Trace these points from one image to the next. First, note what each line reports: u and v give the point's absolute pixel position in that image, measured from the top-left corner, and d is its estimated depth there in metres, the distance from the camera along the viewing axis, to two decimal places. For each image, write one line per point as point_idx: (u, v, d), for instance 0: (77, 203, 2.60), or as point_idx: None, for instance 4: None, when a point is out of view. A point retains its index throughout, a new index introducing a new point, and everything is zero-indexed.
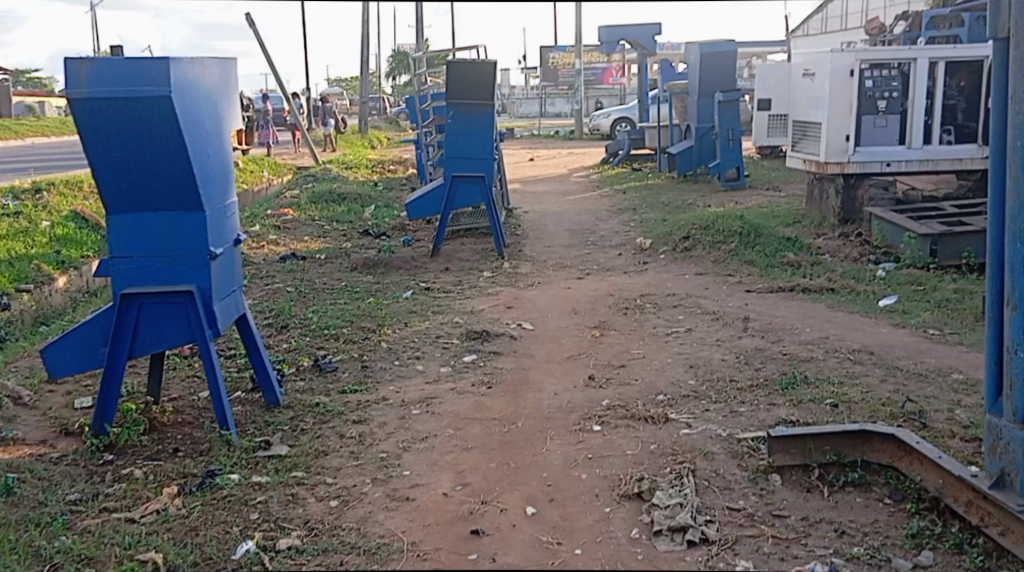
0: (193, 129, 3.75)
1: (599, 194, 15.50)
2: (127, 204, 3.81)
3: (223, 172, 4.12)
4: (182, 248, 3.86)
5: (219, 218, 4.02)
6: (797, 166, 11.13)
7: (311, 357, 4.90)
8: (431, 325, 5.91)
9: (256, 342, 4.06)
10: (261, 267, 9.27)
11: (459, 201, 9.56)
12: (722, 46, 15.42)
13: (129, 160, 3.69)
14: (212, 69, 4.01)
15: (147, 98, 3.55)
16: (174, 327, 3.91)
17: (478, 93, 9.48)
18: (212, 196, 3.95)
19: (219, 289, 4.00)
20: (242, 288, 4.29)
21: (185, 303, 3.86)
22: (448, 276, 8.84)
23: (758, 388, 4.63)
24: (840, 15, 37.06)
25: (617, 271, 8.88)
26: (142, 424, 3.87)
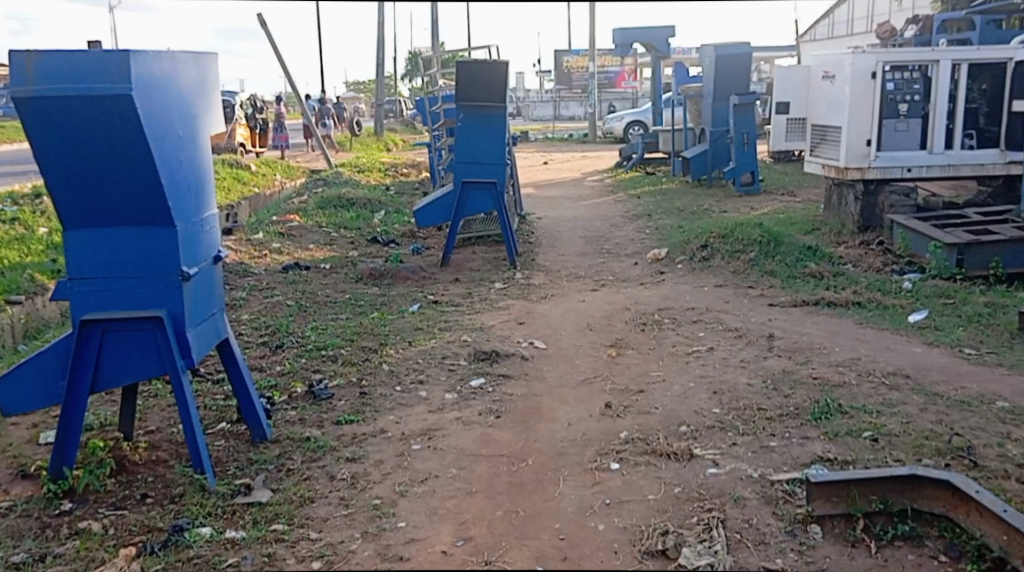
0: (160, 132, 3.47)
1: (613, 198, 15.14)
2: (88, 219, 3.54)
3: (199, 183, 3.84)
4: (151, 267, 3.58)
5: (193, 233, 3.74)
6: (816, 171, 10.74)
7: (305, 383, 4.75)
8: (437, 344, 5.69)
9: (242, 374, 3.93)
10: (264, 278, 8.95)
11: (470, 207, 9.29)
12: (738, 49, 15.06)
13: (87, 169, 3.42)
14: (186, 68, 3.73)
15: (106, 98, 3.26)
16: (141, 357, 3.61)
17: (488, 94, 9.07)
18: (184, 209, 3.67)
19: (193, 313, 3.71)
20: (222, 311, 4.01)
21: (154, 330, 3.58)
22: (458, 288, 8.51)
23: (787, 417, 4.26)
24: (849, 18, 36.69)
25: (633, 282, 8.52)
26: (107, 466, 3.61)
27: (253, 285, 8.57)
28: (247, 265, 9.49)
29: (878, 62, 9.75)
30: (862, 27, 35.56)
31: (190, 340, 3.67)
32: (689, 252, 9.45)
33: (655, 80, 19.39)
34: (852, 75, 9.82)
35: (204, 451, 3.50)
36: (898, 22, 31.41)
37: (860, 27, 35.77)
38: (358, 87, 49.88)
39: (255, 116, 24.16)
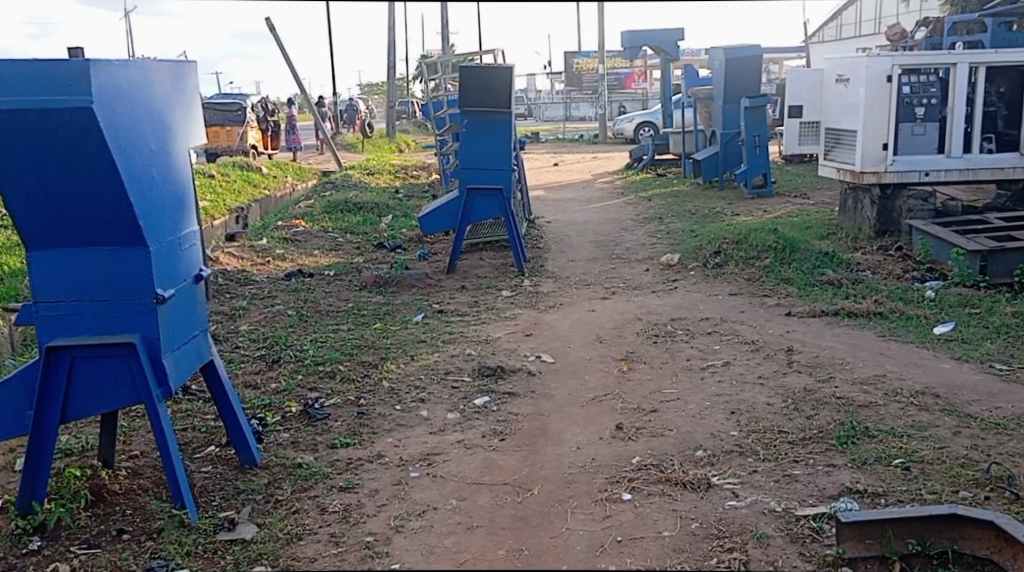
0: (126, 146, 3.35)
1: (625, 201, 14.88)
2: (54, 239, 3.46)
3: (173, 198, 3.74)
4: (122, 289, 3.50)
5: (168, 252, 3.65)
6: (830, 175, 10.51)
7: (301, 402, 4.89)
8: (441, 358, 5.72)
9: (230, 401, 3.91)
10: (267, 287, 8.78)
11: (476, 213, 9.08)
12: (749, 51, 14.79)
13: (50, 188, 3.32)
14: (156, 78, 3.62)
15: (64, 112, 3.14)
16: (115, 385, 3.54)
17: (494, 98, 8.81)
18: (158, 227, 3.58)
19: (170, 336, 3.63)
20: (202, 328, 3.93)
21: (127, 356, 3.50)
22: (465, 296, 8.30)
23: (811, 442, 4.02)
24: (857, 19, 36.44)
25: (645, 289, 8.28)
26: (81, 499, 3.60)
27: (255, 297, 8.39)
28: (251, 273, 9.31)
29: (893, 65, 9.47)
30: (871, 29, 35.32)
31: (167, 366, 3.59)
32: (699, 257, 9.19)
33: (665, 82, 19.13)
34: (866, 79, 9.52)
35: (185, 485, 3.48)
36: (908, 23, 31.15)
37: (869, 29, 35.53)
38: (368, 88, 49.74)
39: (264, 117, 24.01)
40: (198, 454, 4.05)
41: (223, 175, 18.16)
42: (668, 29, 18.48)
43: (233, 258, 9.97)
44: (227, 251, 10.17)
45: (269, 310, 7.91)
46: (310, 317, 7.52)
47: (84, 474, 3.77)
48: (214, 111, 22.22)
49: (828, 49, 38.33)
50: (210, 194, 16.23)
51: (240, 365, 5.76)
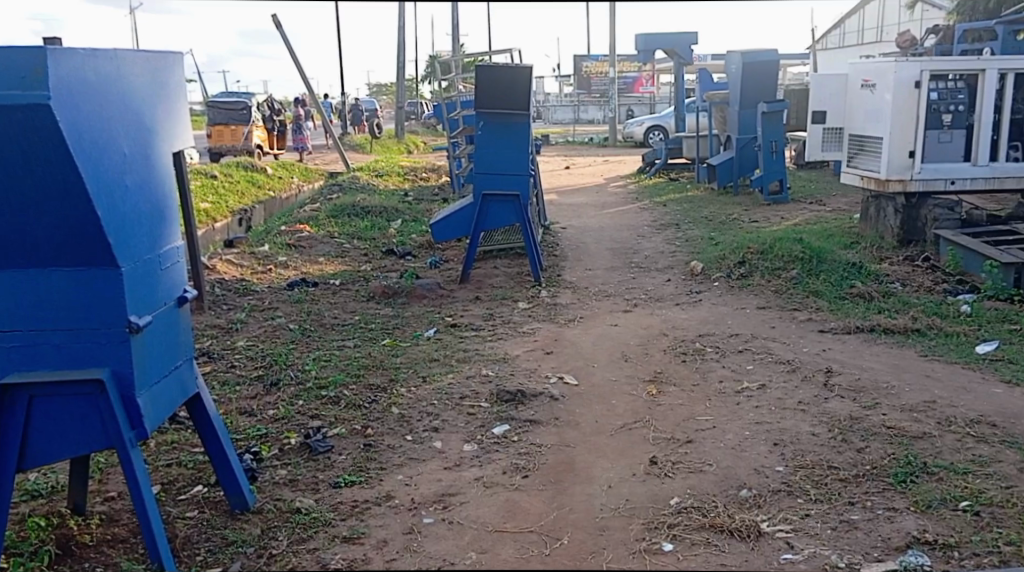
0: (94, 149, 3.17)
1: (638, 206, 14.52)
2: (15, 258, 3.28)
3: (148, 213, 3.56)
4: (90, 318, 3.32)
5: (142, 273, 3.47)
6: (853, 182, 10.11)
7: (299, 432, 5.08)
8: (454, 380, 5.81)
9: (222, 443, 4.01)
10: (269, 299, 8.49)
11: (491, 220, 8.75)
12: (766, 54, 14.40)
13: (8, 194, 3.16)
14: (130, 81, 3.45)
15: (19, 108, 2.94)
16: (81, 428, 3.35)
17: (512, 100, 8.44)
18: (132, 246, 3.39)
19: (143, 371, 3.44)
20: (175, 357, 3.77)
21: (95, 395, 3.31)
22: (479, 308, 7.98)
23: (866, 480, 3.65)
24: (860, 27, 36.27)
25: (668, 301, 7.91)
26: (45, 557, 3.55)
27: (256, 311, 8.10)
28: (252, 284, 9.02)
29: (922, 71, 9.07)
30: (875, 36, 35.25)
31: (141, 406, 3.40)
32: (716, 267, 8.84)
33: (677, 86, 18.74)
34: (894, 84, 9.11)
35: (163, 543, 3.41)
36: (916, 30, 30.95)
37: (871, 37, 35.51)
38: (376, 89, 49.40)
39: (270, 117, 23.67)
40: (183, 502, 4.20)
41: (227, 176, 17.85)
42: (680, 32, 18.11)
43: (233, 266, 9.66)
44: (228, 259, 9.86)
45: (271, 327, 7.61)
46: (318, 337, 7.22)
47: (49, 523, 3.78)
48: (218, 110, 21.81)
49: (837, 56, 38.00)
50: (213, 196, 15.90)
51: (239, 389, 6.05)
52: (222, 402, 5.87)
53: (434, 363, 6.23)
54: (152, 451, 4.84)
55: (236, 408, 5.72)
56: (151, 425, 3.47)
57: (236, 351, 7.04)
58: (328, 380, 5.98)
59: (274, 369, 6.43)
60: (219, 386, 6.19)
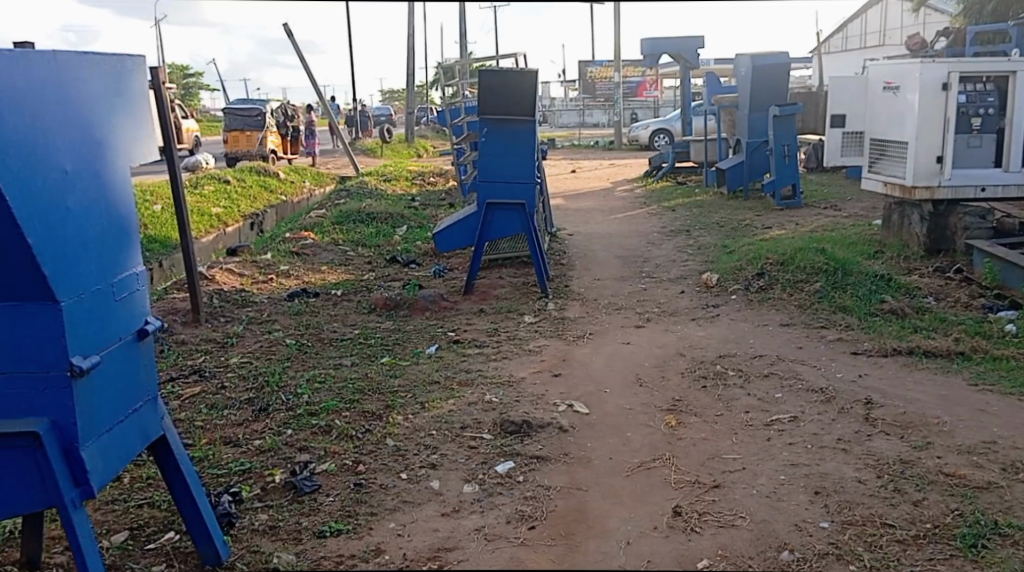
0: (19, 163, 3.08)
1: (649, 211, 13.99)
2: None
3: (96, 239, 3.45)
4: (31, 360, 3.22)
5: (87, 305, 3.36)
6: (874, 189, 9.42)
7: (286, 468, 4.55)
8: (455, 407, 5.28)
9: (189, 491, 3.75)
10: (269, 311, 7.87)
11: (495, 230, 8.26)
12: (776, 57, 13.69)
13: None
14: (73, 97, 3.38)
15: None
16: (18, 483, 3.23)
17: (517, 105, 7.96)
18: (74, 276, 3.28)
19: (88, 420, 3.32)
20: (134, 396, 3.64)
21: (32, 448, 3.19)
22: (483, 322, 7.49)
23: (928, 543, 3.35)
24: (868, 30, 35.77)
25: (682, 315, 7.36)
26: None
27: (254, 323, 7.55)
28: (253, 293, 8.42)
29: (950, 72, 8.47)
30: (876, 41, 35.19)
31: (83, 460, 3.27)
32: (730, 269, 8.30)
33: (685, 91, 18.22)
34: (920, 84, 8.48)
35: None
36: (921, 33, 30.63)
37: (873, 41, 35.44)
38: (387, 95, 49.12)
39: (285, 122, 23.23)
40: (150, 554, 3.92)
41: (239, 181, 17.53)
42: (684, 37, 17.52)
43: (233, 276, 8.95)
44: (228, 268, 9.17)
45: (268, 341, 7.07)
46: (314, 353, 6.67)
47: None
48: (235, 116, 21.55)
49: (845, 59, 37.52)
50: (226, 201, 15.66)
51: (225, 411, 5.54)
52: (204, 428, 5.32)
53: (434, 387, 5.69)
54: (123, 490, 4.52)
55: (222, 436, 5.12)
56: (98, 483, 3.34)
57: (229, 368, 6.49)
58: (319, 405, 5.42)
59: (266, 392, 5.86)
60: (207, 409, 5.64)
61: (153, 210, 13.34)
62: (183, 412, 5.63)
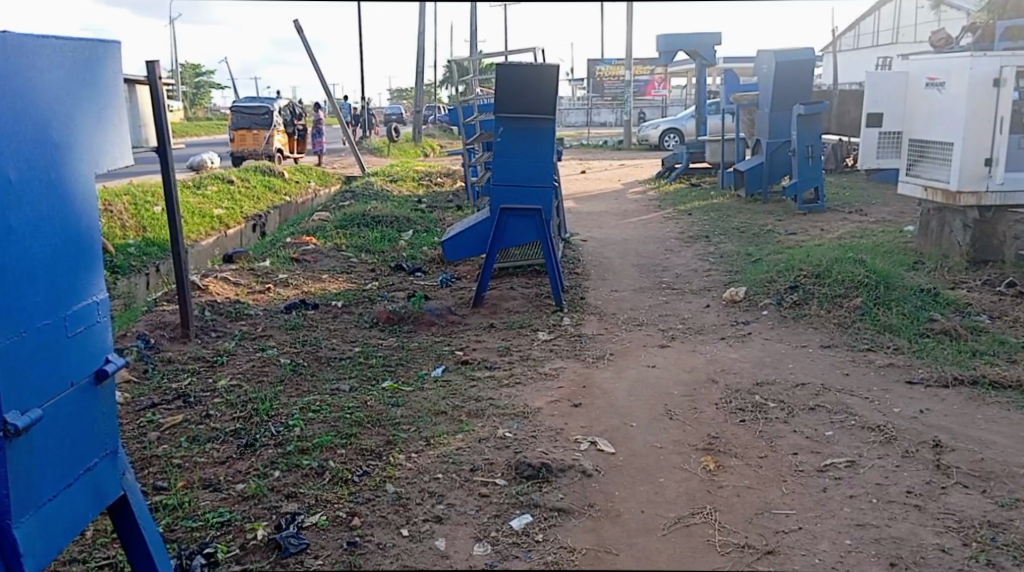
0: None
1: (665, 214, 13.35)
2: None
3: (45, 265, 2.87)
4: None
5: (30, 348, 2.79)
6: (913, 193, 8.86)
7: (270, 523, 3.96)
8: (463, 444, 4.67)
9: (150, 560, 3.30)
10: (264, 325, 7.15)
11: (508, 238, 7.68)
12: (802, 54, 13.00)
13: None
14: (21, 90, 2.80)
15: None
16: None
17: (536, 102, 7.37)
18: (12, 312, 2.71)
19: (25, 488, 2.77)
20: (85, 452, 3.08)
21: None
22: (494, 339, 6.89)
23: None
24: (880, 28, 35.20)
25: (710, 333, 6.72)
26: None
27: (247, 339, 6.82)
28: (248, 305, 7.63)
29: (1002, 66, 7.81)
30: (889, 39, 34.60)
31: (16, 541, 2.73)
32: (759, 281, 7.68)
33: (700, 89, 17.52)
34: (969, 81, 7.85)
35: None
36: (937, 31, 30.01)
37: (886, 38, 34.80)
38: (395, 93, 48.54)
39: (291, 121, 22.61)
40: None
41: (243, 180, 16.97)
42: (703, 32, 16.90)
43: (227, 285, 8.10)
44: (223, 277, 8.32)
45: (260, 360, 6.34)
46: (309, 374, 6.01)
47: None
48: (241, 114, 21.06)
49: (856, 57, 36.91)
50: (228, 201, 15.25)
51: (204, 443, 4.82)
52: (182, 466, 4.57)
53: (440, 419, 5.03)
54: (84, 548, 3.94)
55: (201, 478, 4.42)
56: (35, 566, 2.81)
57: (217, 394, 5.62)
58: (312, 440, 4.70)
59: (254, 422, 5.04)
60: (187, 442, 4.85)
61: (152, 211, 12.71)
62: (161, 446, 4.83)
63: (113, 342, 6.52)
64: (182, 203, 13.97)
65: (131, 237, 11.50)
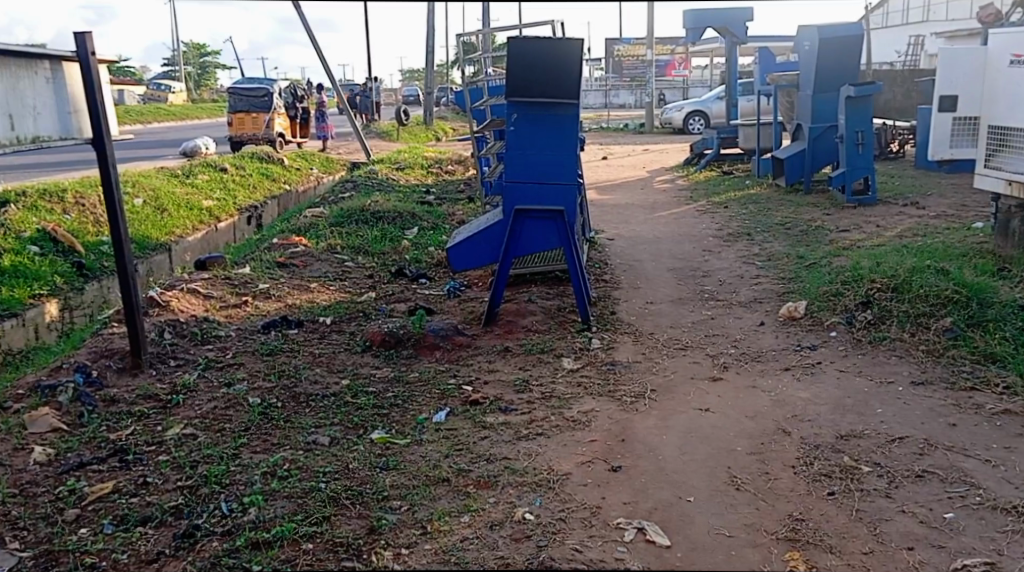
0: None
1: (696, 206, 12.24)
2: None
3: None
4: None
5: None
6: (992, 188, 7.60)
7: None
8: (468, 531, 3.64)
9: None
10: (233, 349, 6.34)
11: (525, 244, 6.56)
12: (848, 26, 11.76)
13: None
14: None
15: None
16: None
17: (557, 87, 6.23)
18: None
19: None
20: None
21: None
22: (511, 368, 5.84)
23: None
24: (908, 6, 33.90)
25: (771, 362, 5.64)
26: None
27: (212, 368, 5.96)
28: (217, 324, 6.76)
29: None
30: (920, 16, 33.34)
31: None
32: (821, 295, 6.58)
33: (729, 68, 16.25)
34: None
35: None
36: (974, 8, 28.67)
37: (916, 16, 33.51)
38: (407, 74, 47.54)
39: (293, 103, 21.58)
40: None
41: (238, 168, 15.94)
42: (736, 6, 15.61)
43: (195, 300, 7.20)
44: (192, 290, 7.39)
45: (225, 399, 5.40)
46: (281, 420, 5.05)
47: None
48: (240, 97, 20.04)
49: (883, 35, 35.61)
50: (221, 192, 14.32)
51: (132, 530, 3.83)
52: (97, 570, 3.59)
53: (441, 491, 3.99)
54: None
55: None
56: None
57: (162, 448, 4.73)
58: (269, 528, 3.68)
59: (201, 496, 4.06)
60: (112, 525, 3.88)
61: (133, 203, 12.07)
62: (76, 532, 3.85)
63: (45, 377, 5.63)
64: (167, 195, 12.99)
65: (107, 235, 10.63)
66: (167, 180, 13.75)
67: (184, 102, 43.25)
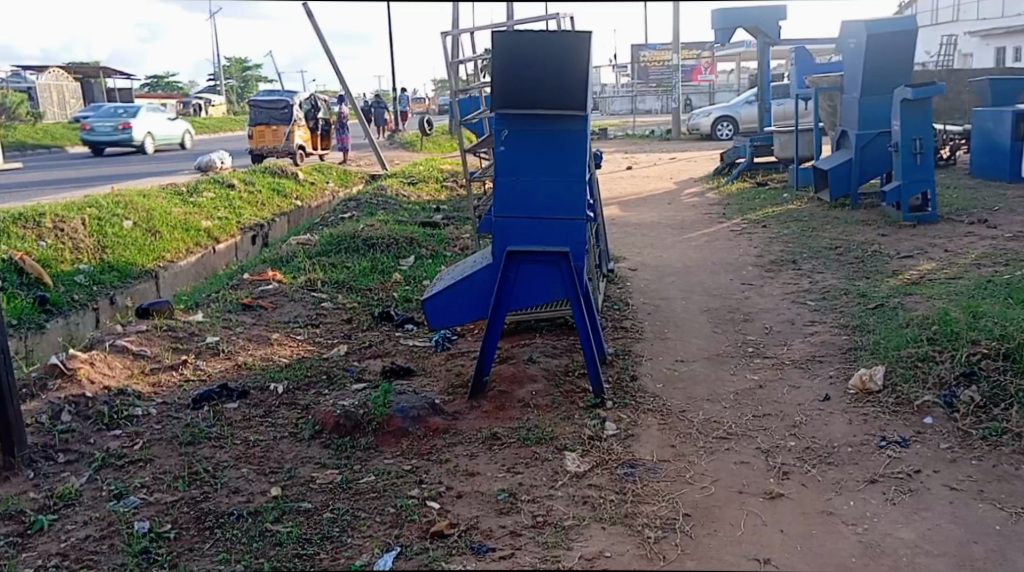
0: None
1: (736, 225, 10.68)
2: None
3: None
4: None
5: None
6: None
7: None
8: None
9: None
10: (146, 435, 4.95)
11: (520, 296, 5.00)
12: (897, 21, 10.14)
13: None
14: None
15: None
16: None
17: (562, 96, 4.76)
18: None
19: None
20: None
21: None
22: (496, 467, 4.37)
23: None
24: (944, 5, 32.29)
25: (848, 470, 4.13)
26: None
27: (109, 470, 4.56)
28: (136, 398, 5.41)
29: None
30: (952, 15, 31.54)
31: None
32: (906, 360, 5.08)
33: (763, 73, 14.62)
34: None
35: None
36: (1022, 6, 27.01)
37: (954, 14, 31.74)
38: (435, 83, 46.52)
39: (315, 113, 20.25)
40: None
41: (246, 183, 14.61)
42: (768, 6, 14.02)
43: (118, 364, 5.88)
44: (119, 348, 6.12)
45: (105, 525, 3.97)
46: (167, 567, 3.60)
47: None
48: (262, 108, 18.78)
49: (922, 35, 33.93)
50: (220, 208, 13.04)
51: None
52: None
53: None
54: None
55: None
56: None
57: None
58: None
59: None
60: None
61: (121, 225, 10.64)
62: None
63: None
64: (164, 214, 11.64)
65: (84, 262, 9.49)
66: (166, 199, 12.38)
67: (210, 114, 42.50)
